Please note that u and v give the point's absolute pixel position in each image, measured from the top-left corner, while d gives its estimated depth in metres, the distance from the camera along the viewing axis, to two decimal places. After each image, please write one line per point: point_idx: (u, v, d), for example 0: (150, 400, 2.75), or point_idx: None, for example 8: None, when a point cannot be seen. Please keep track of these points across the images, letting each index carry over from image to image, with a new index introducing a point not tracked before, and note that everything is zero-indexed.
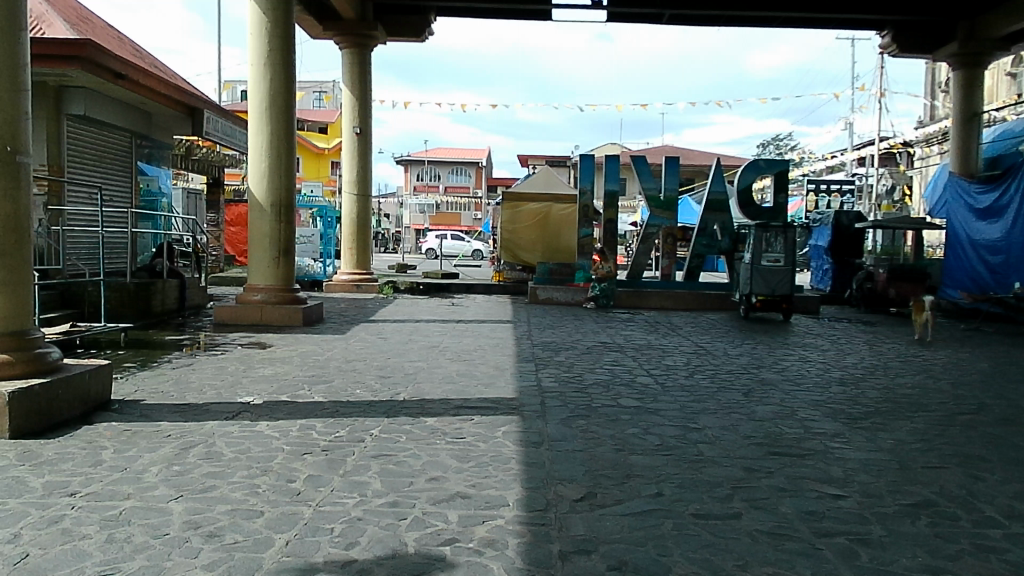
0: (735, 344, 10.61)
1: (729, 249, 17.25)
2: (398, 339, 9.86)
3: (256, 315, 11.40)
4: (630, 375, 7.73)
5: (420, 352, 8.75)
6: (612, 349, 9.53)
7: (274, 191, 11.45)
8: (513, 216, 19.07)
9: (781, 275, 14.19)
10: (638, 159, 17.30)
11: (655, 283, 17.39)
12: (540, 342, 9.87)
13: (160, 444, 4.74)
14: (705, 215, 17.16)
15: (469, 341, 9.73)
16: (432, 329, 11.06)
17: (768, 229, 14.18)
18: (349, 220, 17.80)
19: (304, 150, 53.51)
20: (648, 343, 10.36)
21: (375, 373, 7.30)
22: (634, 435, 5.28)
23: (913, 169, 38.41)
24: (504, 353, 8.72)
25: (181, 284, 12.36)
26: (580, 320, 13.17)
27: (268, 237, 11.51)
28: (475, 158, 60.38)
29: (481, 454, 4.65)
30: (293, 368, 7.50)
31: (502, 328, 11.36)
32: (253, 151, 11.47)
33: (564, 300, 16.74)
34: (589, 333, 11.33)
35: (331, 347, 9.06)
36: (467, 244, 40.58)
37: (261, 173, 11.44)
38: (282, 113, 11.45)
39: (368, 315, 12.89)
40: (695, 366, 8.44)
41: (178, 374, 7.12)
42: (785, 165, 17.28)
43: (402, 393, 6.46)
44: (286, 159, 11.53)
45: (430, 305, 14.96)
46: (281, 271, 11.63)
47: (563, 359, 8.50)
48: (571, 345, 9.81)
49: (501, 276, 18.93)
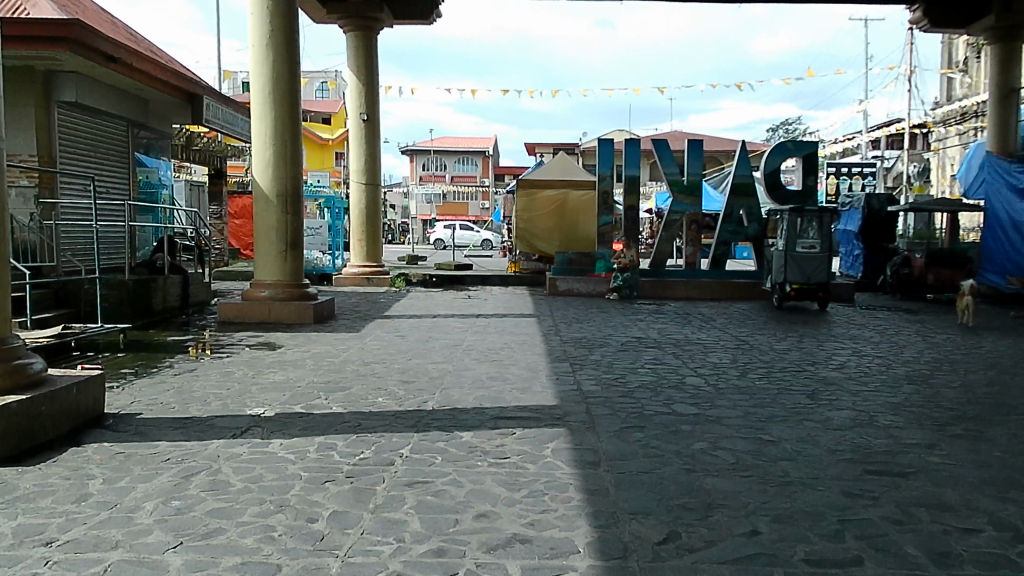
0: (778, 337, 9.89)
1: (756, 235, 16.58)
2: (417, 337, 9.18)
3: (264, 312, 10.75)
4: (676, 375, 7.03)
5: (443, 352, 8.06)
6: (649, 345, 8.82)
7: (280, 181, 10.76)
8: (528, 204, 18.31)
9: (817, 262, 13.49)
10: (660, 143, 16.57)
11: (679, 271, 16.66)
12: (571, 339, 9.16)
13: (157, 472, 4.05)
14: (730, 200, 16.40)
15: (494, 339, 9.04)
16: (452, 325, 10.39)
17: (803, 213, 13.43)
18: (358, 211, 17.10)
19: (309, 141, 52.73)
20: (685, 338, 9.65)
21: (397, 378, 6.62)
22: (702, 451, 4.58)
23: (932, 150, 37.42)
24: (535, 352, 8.02)
25: (183, 280, 11.71)
26: (606, 313, 12.46)
27: (274, 230, 10.82)
28: (482, 147, 59.55)
29: (532, 480, 3.96)
30: (308, 373, 6.82)
31: (526, 323, 10.67)
32: (257, 139, 10.77)
33: (584, 291, 16.04)
34: (619, 327, 10.62)
35: (346, 347, 8.39)
36: (478, 234, 39.85)
37: (265, 161, 10.74)
38: (287, 97, 10.74)
39: (382, 310, 12.21)
40: (744, 363, 7.73)
41: (181, 381, 6.44)
42: (813, 147, 16.50)
43: (430, 402, 5.78)
44: (293, 146, 10.83)
45: (445, 299, 14.26)
46: (288, 266, 10.94)
47: (599, 358, 7.79)
48: (603, 341, 9.10)
49: (516, 266, 18.29)
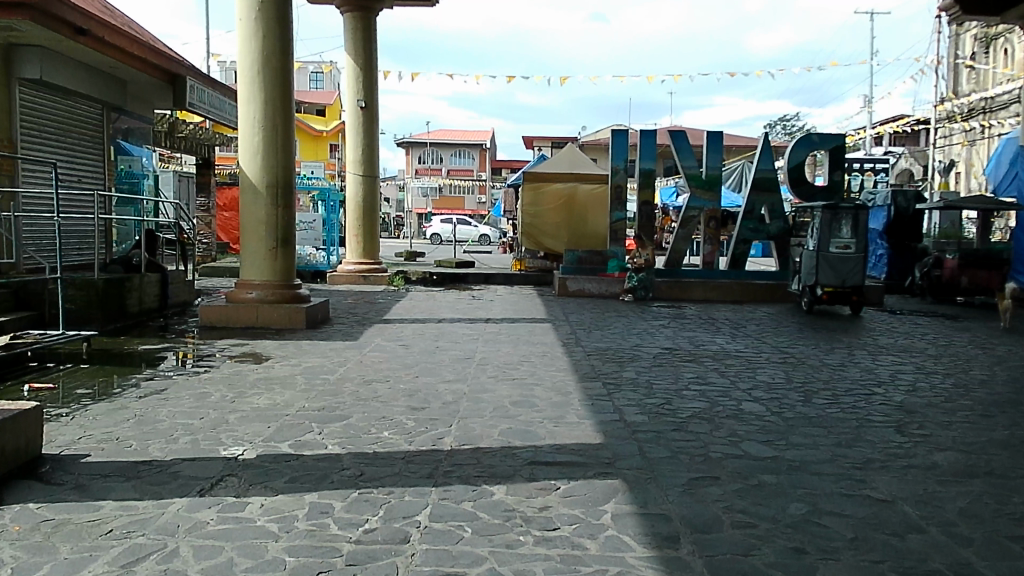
0: (823, 348, 8.90)
1: (779, 232, 15.66)
2: (423, 346, 8.16)
3: (251, 316, 9.68)
4: (730, 400, 6.02)
5: (456, 366, 7.03)
6: (686, 360, 7.81)
7: (270, 169, 9.68)
8: (534, 198, 17.24)
9: (851, 263, 12.48)
10: (677, 134, 15.45)
11: (697, 271, 15.68)
12: (596, 351, 8.14)
13: (91, 556, 3.00)
14: (752, 196, 15.39)
15: (510, 350, 8.02)
16: (461, 332, 9.36)
17: (837, 211, 12.42)
18: (354, 204, 16.01)
19: (302, 132, 51.50)
20: (721, 350, 8.63)
21: (405, 404, 5.59)
22: (804, 519, 3.57)
23: (941, 147, 36.49)
24: (561, 369, 6.99)
25: (162, 279, 10.63)
26: (624, 318, 11.45)
27: (263, 224, 9.74)
28: (479, 140, 58.42)
29: (597, 572, 2.93)
30: (298, 395, 5.77)
31: (542, 330, 9.64)
32: (244, 122, 9.69)
33: (595, 292, 15.06)
34: (644, 335, 9.60)
35: (343, 361, 7.35)
36: (476, 229, 38.84)
37: (253, 148, 9.66)
38: (278, 76, 9.67)
39: (381, 314, 11.17)
40: (802, 384, 6.72)
41: (146, 406, 5.38)
42: (840, 140, 15.56)
43: (448, 438, 4.75)
44: (284, 131, 9.77)
45: (449, 300, 13.23)
46: (278, 264, 9.86)
47: (635, 377, 6.77)
48: (633, 353, 8.08)
49: (521, 264, 17.47)
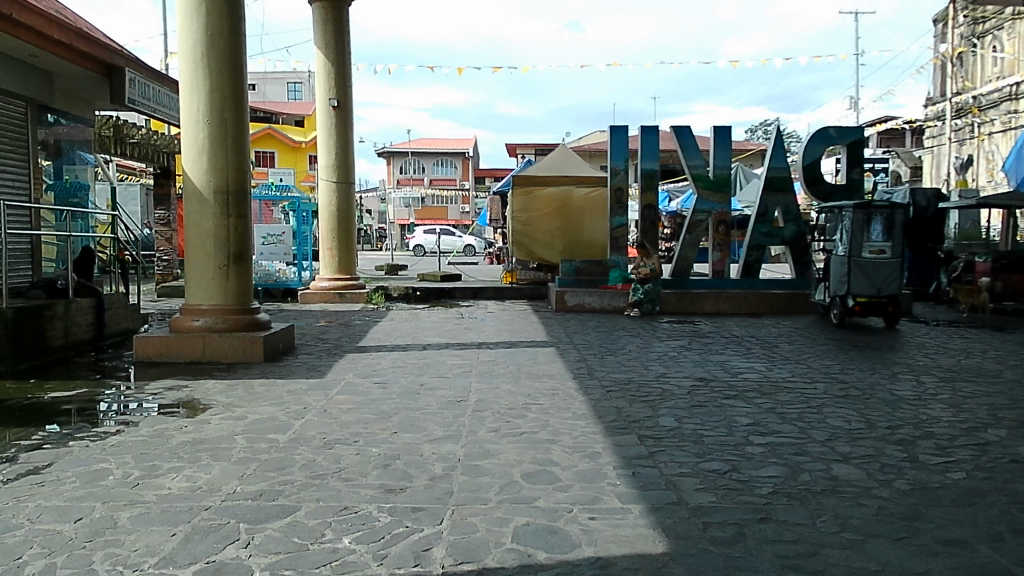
0: (884, 375, 7.42)
1: (794, 237, 14.28)
2: (405, 385, 6.60)
3: (197, 348, 8.04)
4: (812, 461, 4.53)
5: (447, 416, 5.48)
6: (730, 398, 6.31)
7: (218, 171, 8.12)
8: (525, 203, 15.72)
9: (888, 270, 11.09)
10: (681, 130, 14.03)
11: (706, 281, 14.27)
12: (619, 389, 6.63)
13: None
14: (764, 197, 14.05)
15: (512, 389, 6.47)
16: (450, 363, 7.81)
17: (871, 210, 11.02)
18: (326, 214, 14.41)
19: (278, 143, 49.76)
20: (767, 381, 7.12)
21: (376, 483, 4.03)
22: None
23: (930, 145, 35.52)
24: (580, 417, 5.47)
25: (94, 305, 8.99)
26: (636, 338, 9.96)
27: (211, 238, 8.14)
28: (461, 148, 56.94)
29: None
30: (229, 472, 4.20)
31: (546, 358, 8.13)
32: (185, 116, 8.12)
33: (597, 306, 13.57)
34: (668, 362, 8.08)
35: (301, 410, 5.76)
36: (462, 239, 37.35)
37: (197, 148, 8.09)
38: (226, 59, 8.12)
39: (356, 340, 9.58)
40: (891, 432, 5.23)
41: (7, 497, 3.79)
42: (858, 135, 14.19)
43: (438, 550, 3.19)
44: (235, 128, 8.20)
45: (435, 320, 11.66)
46: (230, 285, 8.25)
47: (678, 427, 5.27)
48: (664, 390, 6.56)
49: (511, 276, 16.40)
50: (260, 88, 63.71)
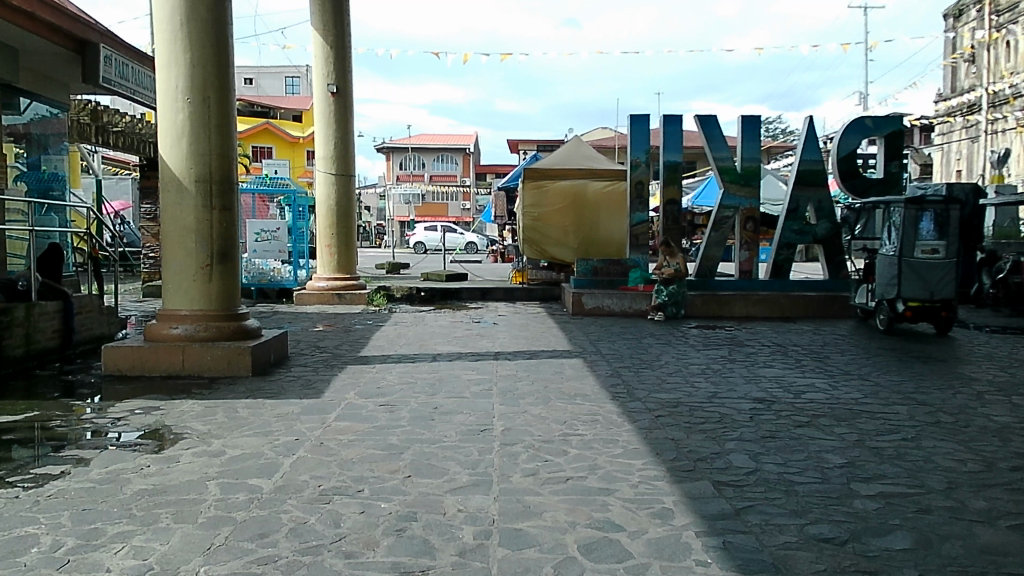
0: (967, 395, 6.43)
1: (827, 234, 13.24)
2: (416, 409, 5.60)
3: (174, 360, 7.00)
4: (946, 523, 3.53)
5: (471, 454, 4.48)
6: (803, 427, 5.32)
7: (200, 156, 7.10)
8: (536, 198, 14.68)
9: (941, 271, 10.07)
10: (708, 119, 13.00)
11: (733, 282, 13.27)
12: (667, 413, 5.64)
13: None
14: (796, 192, 13.05)
15: (542, 415, 5.47)
16: (467, 378, 6.82)
17: (924, 205, 10.03)
18: (323, 207, 13.37)
19: (277, 138, 48.63)
20: (836, 402, 6.14)
21: (389, 561, 3.01)
22: None
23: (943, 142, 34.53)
24: (633, 455, 4.48)
25: (60, 309, 7.95)
26: (667, 347, 8.96)
27: (191, 232, 7.11)
28: (462, 144, 55.85)
29: None
30: (192, 541, 3.19)
31: (575, 372, 7.13)
32: (163, 94, 7.11)
33: (615, 309, 12.56)
34: (714, 377, 7.08)
35: (291, 443, 4.75)
36: (463, 236, 36.29)
37: (177, 129, 7.09)
38: (209, 29, 7.09)
39: (357, 349, 8.58)
40: (1021, 477, 4.24)
41: None
42: (897, 126, 13.09)
43: None
44: (219, 107, 7.18)
45: (443, 325, 10.65)
46: (213, 287, 7.22)
47: (757, 470, 4.28)
48: (722, 416, 5.58)
49: (522, 275, 15.50)
50: (258, 83, 62.59)
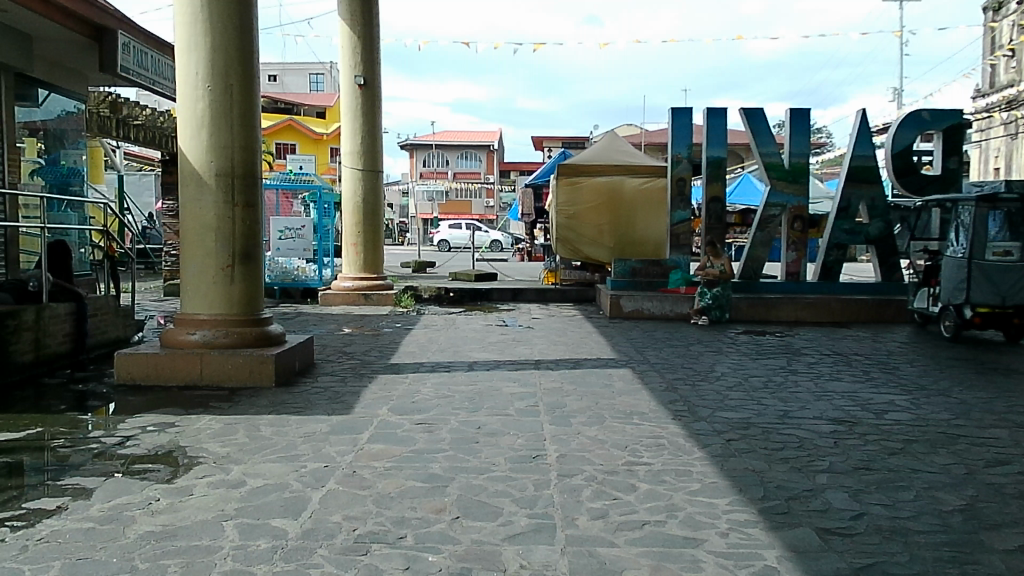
0: None
1: (880, 235, 12.46)
2: (457, 430, 5.03)
3: (192, 369, 6.48)
4: None
5: (525, 489, 3.89)
6: (898, 456, 4.67)
7: (221, 149, 6.57)
8: (570, 195, 14.02)
9: (1016, 274, 9.28)
10: (755, 113, 12.29)
11: (779, 284, 12.55)
12: (739, 436, 5.02)
13: None
14: (848, 189, 12.28)
15: (599, 438, 4.87)
16: (509, 391, 6.24)
17: (995, 203, 9.33)
18: (350, 204, 12.86)
19: (301, 135, 48.41)
20: (925, 425, 5.46)
21: None
22: None
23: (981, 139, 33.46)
24: (713, 493, 3.87)
25: (73, 312, 7.47)
26: (718, 355, 8.32)
27: (212, 231, 6.59)
28: (486, 141, 55.33)
29: None
30: None
31: (627, 385, 6.52)
32: (182, 82, 6.58)
33: (655, 312, 11.92)
34: (780, 392, 6.43)
35: (319, 472, 4.20)
36: (487, 234, 35.76)
37: (197, 119, 6.56)
38: (231, 11, 6.55)
39: (387, 355, 8.02)
40: None
41: None
42: (955, 119, 12.26)
43: None
44: (242, 96, 6.65)
45: (474, 329, 10.07)
46: (235, 289, 6.69)
47: (862, 514, 3.65)
48: (803, 441, 4.94)
49: (555, 276, 14.88)
50: (282, 80, 62.55)
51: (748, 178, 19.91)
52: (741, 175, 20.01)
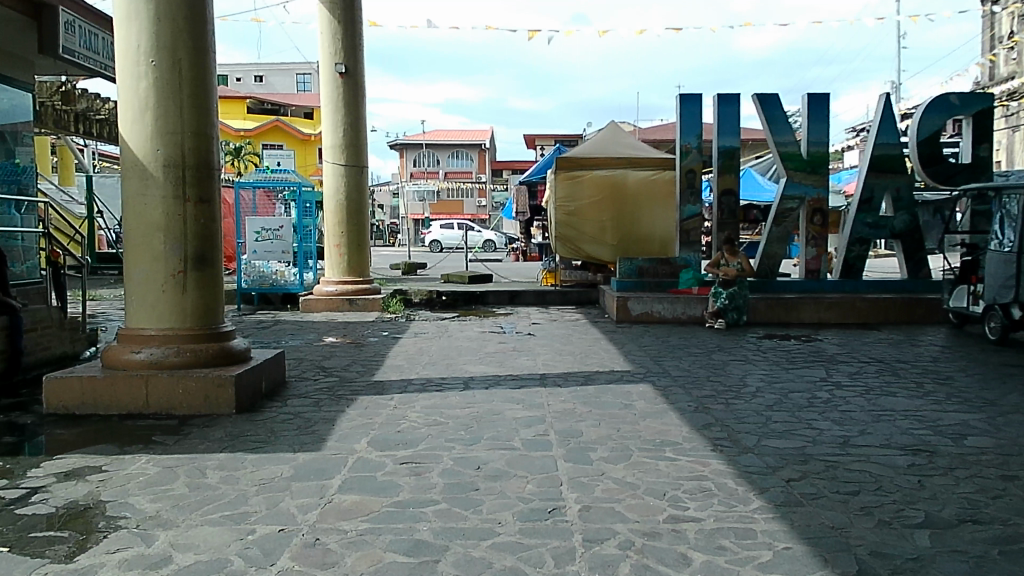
0: None
1: (906, 228, 11.51)
2: (450, 473, 4.05)
3: (135, 395, 5.49)
4: None
5: (544, 566, 2.92)
6: (1005, 501, 3.72)
7: (168, 135, 5.58)
8: (570, 189, 13.04)
9: None
10: (769, 99, 11.31)
11: (799, 283, 11.61)
12: (799, 475, 4.06)
13: None
14: (870, 179, 11.34)
15: (628, 481, 3.90)
16: (512, 416, 5.25)
17: None
18: (332, 202, 11.86)
19: (287, 135, 47.29)
20: (1017, 453, 4.51)
21: None
22: None
23: None
24: (792, 567, 2.91)
25: (4, 326, 6.47)
26: (744, 365, 7.35)
27: (159, 230, 5.59)
28: (477, 139, 54.33)
29: None
30: None
31: (650, 405, 5.56)
32: (122, 56, 5.57)
33: (665, 315, 10.96)
34: (830, 412, 5.46)
35: (270, 541, 3.21)
36: (480, 234, 34.80)
37: (140, 100, 5.56)
38: None
39: (369, 371, 7.03)
40: None
41: None
42: (984, 104, 11.28)
43: None
44: (193, 72, 5.65)
45: (468, 338, 9.08)
46: (187, 299, 5.68)
47: None
48: (880, 481, 3.98)
49: (554, 277, 13.92)
50: (268, 80, 61.58)
51: (751, 172, 18.95)
52: (743, 169, 19.04)
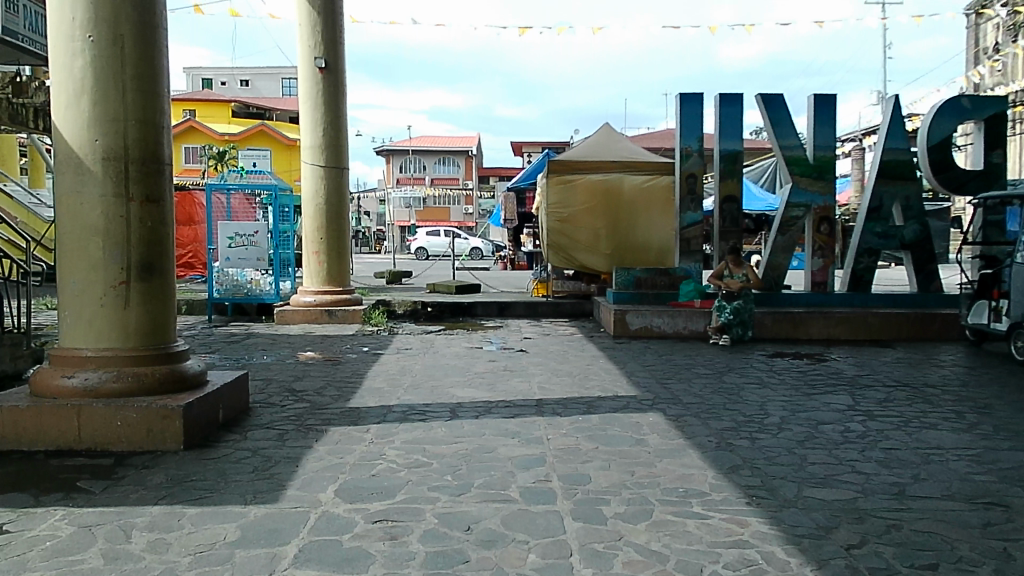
0: None
1: (917, 238, 10.88)
2: (433, 537, 3.29)
3: (65, 428, 4.70)
4: None
5: None
6: None
7: (108, 123, 4.81)
8: (563, 194, 12.33)
9: None
10: (774, 100, 10.67)
11: (806, 296, 10.94)
12: (859, 540, 3.32)
13: None
14: (882, 186, 10.70)
15: (652, 551, 3.15)
16: (507, 455, 4.49)
17: None
18: (310, 205, 11.08)
19: (271, 140, 46.41)
20: None
21: None
22: None
23: None
24: None
25: None
26: (760, 389, 6.64)
27: (95, 232, 4.80)
28: (464, 145, 53.63)
29: None
30: None
31: (665, 441, 4.82)
32: (55, 30, 4.79)
33: (665, 330, 10.25)
34: (872, 450, 4.74)
35: None
36: (467, 242, 34.08)
37: (75, 82, 4.79)
38: None
39: (343, 395, 6.25)
40: None
41: None
42: (998, 109, 10.72)
43: None
44: (138, 50, 4.87)
45: (455, 354, 8.33)
46: (128, 312, 4.88)
47: None
48: (959, 549, 3.25)
49: (545, 288, 13.19)
50: (253, 84, 60.70)
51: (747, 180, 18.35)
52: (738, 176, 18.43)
